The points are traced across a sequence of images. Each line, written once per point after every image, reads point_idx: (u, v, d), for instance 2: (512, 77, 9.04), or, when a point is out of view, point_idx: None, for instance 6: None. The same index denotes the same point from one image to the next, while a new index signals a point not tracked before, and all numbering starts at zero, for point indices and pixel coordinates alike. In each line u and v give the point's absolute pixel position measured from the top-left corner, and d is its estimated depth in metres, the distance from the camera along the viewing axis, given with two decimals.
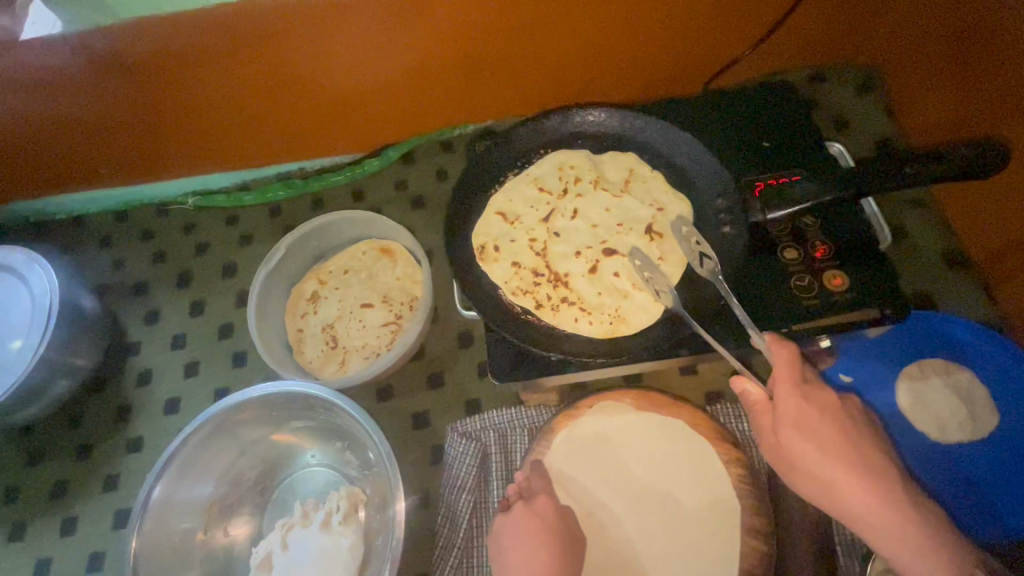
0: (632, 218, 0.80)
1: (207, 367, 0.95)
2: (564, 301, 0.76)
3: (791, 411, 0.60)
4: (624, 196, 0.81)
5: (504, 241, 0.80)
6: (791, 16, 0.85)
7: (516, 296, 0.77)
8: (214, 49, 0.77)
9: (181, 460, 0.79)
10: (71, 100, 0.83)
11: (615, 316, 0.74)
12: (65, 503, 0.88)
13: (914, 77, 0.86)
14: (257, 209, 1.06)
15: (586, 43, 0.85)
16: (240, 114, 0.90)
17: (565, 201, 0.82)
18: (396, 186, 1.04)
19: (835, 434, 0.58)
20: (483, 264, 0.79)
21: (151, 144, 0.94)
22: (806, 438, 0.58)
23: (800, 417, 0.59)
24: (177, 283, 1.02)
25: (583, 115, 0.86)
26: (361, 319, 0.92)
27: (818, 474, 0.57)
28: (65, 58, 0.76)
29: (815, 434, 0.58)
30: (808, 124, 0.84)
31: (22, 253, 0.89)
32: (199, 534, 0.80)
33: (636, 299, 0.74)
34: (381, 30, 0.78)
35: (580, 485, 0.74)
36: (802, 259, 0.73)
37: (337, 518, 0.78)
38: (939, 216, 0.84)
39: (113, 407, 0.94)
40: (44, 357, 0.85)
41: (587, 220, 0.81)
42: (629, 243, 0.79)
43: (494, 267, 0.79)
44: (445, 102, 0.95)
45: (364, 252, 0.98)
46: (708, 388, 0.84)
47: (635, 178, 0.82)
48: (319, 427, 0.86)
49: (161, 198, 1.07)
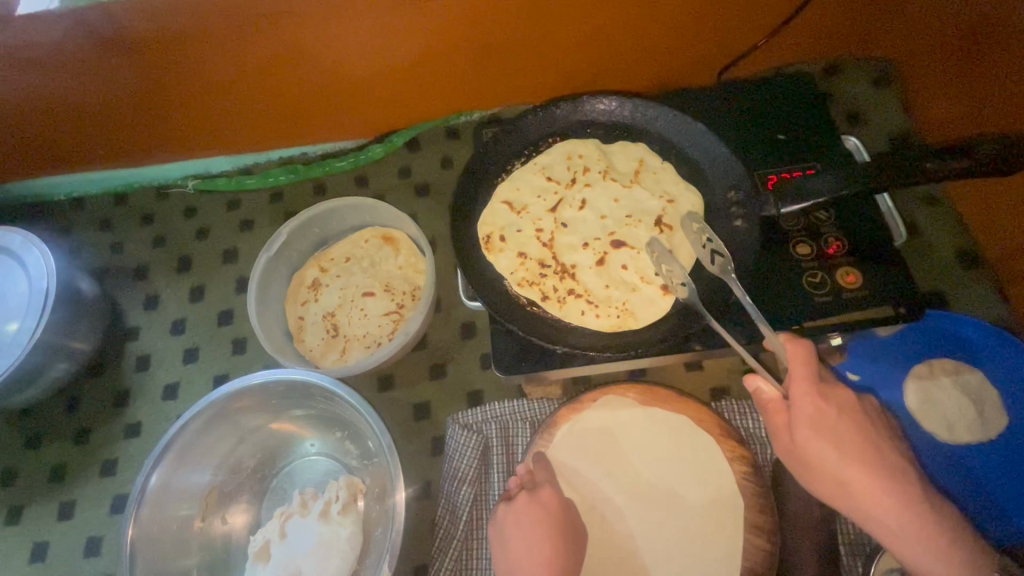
0: (642, 210, 0.78)
1: (206, 353, 0.94)
2: (571, 293, 0.74)
3: (807, 411, 0.58)
4: (634, 187, 0.80)
5: (511, 231, 0.79)
6: (809, 7, 0.83)
7: (522, 287, 0.75)
8: (216, 30, 0.75)
9: (180, 447, 0.78)
10: (70, 78, 0.81)
11: (623, 309, 0.73)
12: (63, 488, 0.88)
13: (932, 69, 0.84)
14: (259, 194, 1.04)
15: (598, 30, 0.83)
16: (243, 96, 0.89)
17: (573, 191, 0.81)
18: (400, 172, 1.02)
19: (853, 436, 0.57)
20: (488, 254, 0.77)
21: (152, 125, 0.92)
22: (822, 438, 0.57)
23: (817, 417, 0.58)
24: (177, 267, 1.01)
25: (594, 103, 0.84)
26: (364, 308, 0.91)
27: (835, 475, 0.56)
28: (63, 35, 0.73)
29: (832, 434, 0.57)
30: (824, 118, 0.82)
31: (19, 234, 0.88)
32: (197, 521, 0.80)
33: (645, 293, 0.73)
34: (389, 12, 0.76)
35: (582, 478, 0.73)
36: (814, 254, 0.72)
37: (336, 508, 0.77)
38: (953, 214, 0.83)
39: (112, 392, 0.93)
40: (42, 340, 0.83)
41: (595, 211, 0.80)
42: (638, 236, 0.77)
43: (499, 257, 0.77)
44: (453, 87, 0.93)
45: (367, 239, 0.96)
46: (713, 384, 0.83)
47: (645, 169, 0.80)
48: (319, 416, 0.85)
49: (161, 180, 1.05)
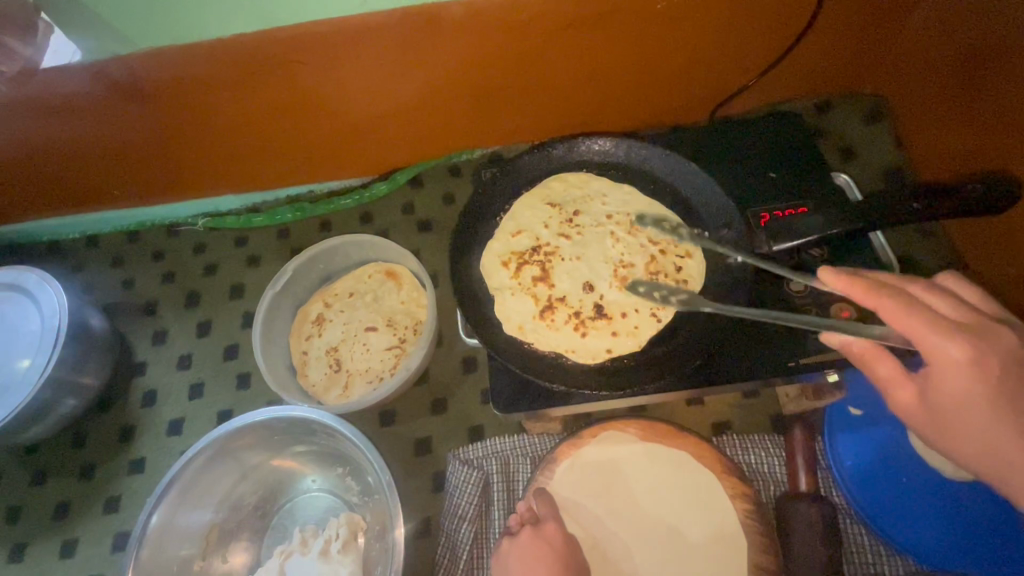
0: (639, 269, 0.78)
1: (211, 389, 0.95)
2: (562, 316, 0.75)
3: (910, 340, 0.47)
4: (640, 246, 0.80)
5: (517, 252, 0.81)
6: (797, 46, 0.86)
7: (507, 307, 0.77)
8: (225, 76, 0.79)
9: (182, 485, 0.78)
10: (88, 125, 0.85)
11: (596, 340, 0.74)
12: (65, 525, 0.88)
13: (925, 102, 0.85)
14: (266, 230, 1.07)
15: (594, 71, 0.86)
16: (250, 139, 0.92)
17: (581, 236, 0.81)
18: (403, 209, 1.05)
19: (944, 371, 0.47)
20: (486, 269, 0.80)
21: (164, 166, 0.96)
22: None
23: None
24: (186, 303, 1.03)
25: (589, 144, 0.87)
26: (366, 343, 0.92)
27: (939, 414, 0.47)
28: (84, 86, 0.78)
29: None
30: (814, 155, 0.83)
31: (35, 274, 0.91)
32: (197, 561, 0.80)
33: (619, 335, 0.73)
34: (393, 58, 0.79)
35: (584, 513, 0.72)
36: (809, 291, 0.72)
37: (336, 546, 0.77)
38: (948, 247, 0.83)
39: (118, 427, 0.94)
40: (52, 376, 0.85)
41: (593, 262, 0.80)
42: (632, 291, 0.77)
43: (496, 273, 0.80)
44: (454, 126, 0.96)
45: (370, 275, 0.98)
46: (714, 419, 0.83)
47: (662, 236, 0.79)
48: (320, 452, 0.85)
49: (172, 219, 1.09)
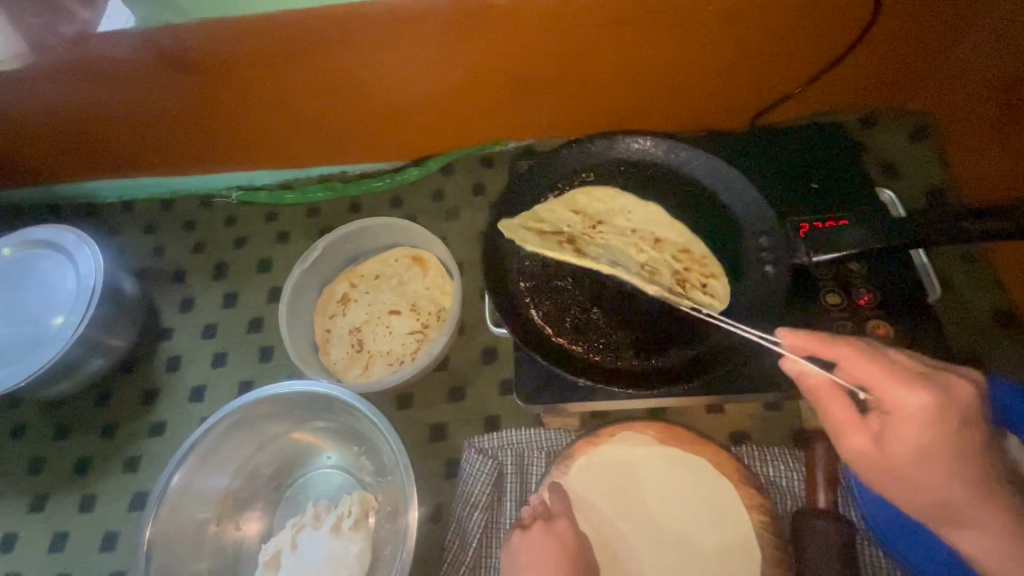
0: (662, 279, 0.78)
1: (234, 359, 0.97)
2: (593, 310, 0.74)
3: None
4: (660, 262, 0.79)
5: None
6: (846, 57, 0.84)
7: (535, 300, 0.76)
8: (268, 51, 0.80)
9: (203, 449, 0.80)
10: (133, 91, 0.86)
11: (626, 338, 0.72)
12: (86, 480, 0.90)
13: (972, 125, 0.83)
14: (297, 208, 1.08)
15: (638, 69, 0.85)
16: (287, 115, 0.93)
17: (603, 242, 0.82)
18: (433, 196, 1.05)
19: None
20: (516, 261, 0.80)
21: (201, 136, 0.97)
22: None
23: None
24: (214, 273, 1.04)
25: (629, 142, 0.85)
26: (389, 325, 0.93)
27: None
28: (132, 52, 0.79)
29: None
30: (858, 169, 0.82)
31: (73, 234, 0.93)
32: (211, 525, 0.81)
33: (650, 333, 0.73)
34: (435, 43, 0.79)
35: (598, 512, 0.72)
36: (845, 305, 0.71)
37: (348, 523, 0.78)
38: (988, 273, 0.81)
39: (142, 389, 0.96)
40: (83, 334, 0.87)
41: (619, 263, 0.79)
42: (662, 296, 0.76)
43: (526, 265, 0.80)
44: (489, 117, 0.96)
45: (397, 259, 0.99)
46: (734, 429, 0.82)
47: (687, 255, 0.79)
48: (339, 429, 0.86)
49: (205, 190, 1.10)
